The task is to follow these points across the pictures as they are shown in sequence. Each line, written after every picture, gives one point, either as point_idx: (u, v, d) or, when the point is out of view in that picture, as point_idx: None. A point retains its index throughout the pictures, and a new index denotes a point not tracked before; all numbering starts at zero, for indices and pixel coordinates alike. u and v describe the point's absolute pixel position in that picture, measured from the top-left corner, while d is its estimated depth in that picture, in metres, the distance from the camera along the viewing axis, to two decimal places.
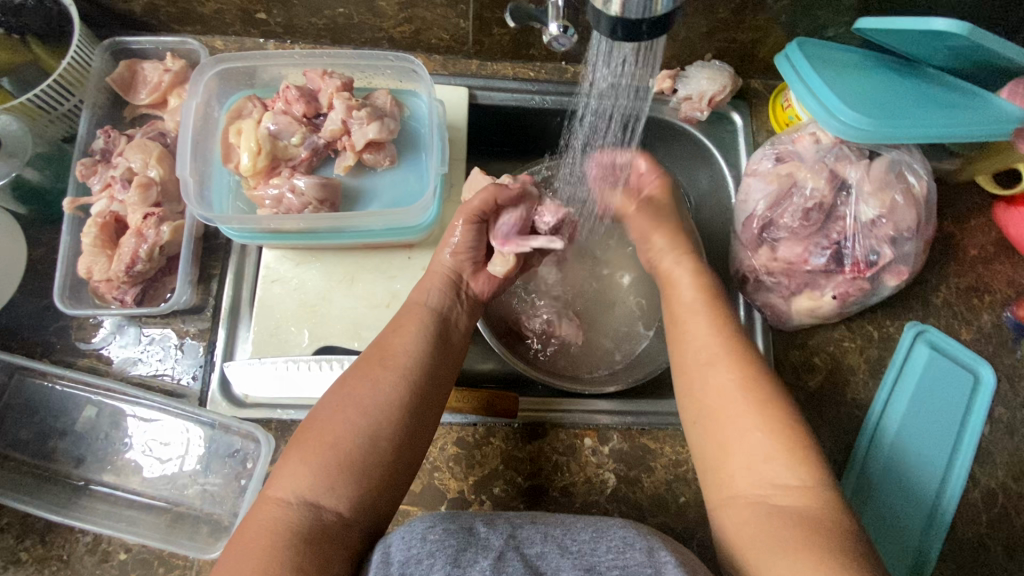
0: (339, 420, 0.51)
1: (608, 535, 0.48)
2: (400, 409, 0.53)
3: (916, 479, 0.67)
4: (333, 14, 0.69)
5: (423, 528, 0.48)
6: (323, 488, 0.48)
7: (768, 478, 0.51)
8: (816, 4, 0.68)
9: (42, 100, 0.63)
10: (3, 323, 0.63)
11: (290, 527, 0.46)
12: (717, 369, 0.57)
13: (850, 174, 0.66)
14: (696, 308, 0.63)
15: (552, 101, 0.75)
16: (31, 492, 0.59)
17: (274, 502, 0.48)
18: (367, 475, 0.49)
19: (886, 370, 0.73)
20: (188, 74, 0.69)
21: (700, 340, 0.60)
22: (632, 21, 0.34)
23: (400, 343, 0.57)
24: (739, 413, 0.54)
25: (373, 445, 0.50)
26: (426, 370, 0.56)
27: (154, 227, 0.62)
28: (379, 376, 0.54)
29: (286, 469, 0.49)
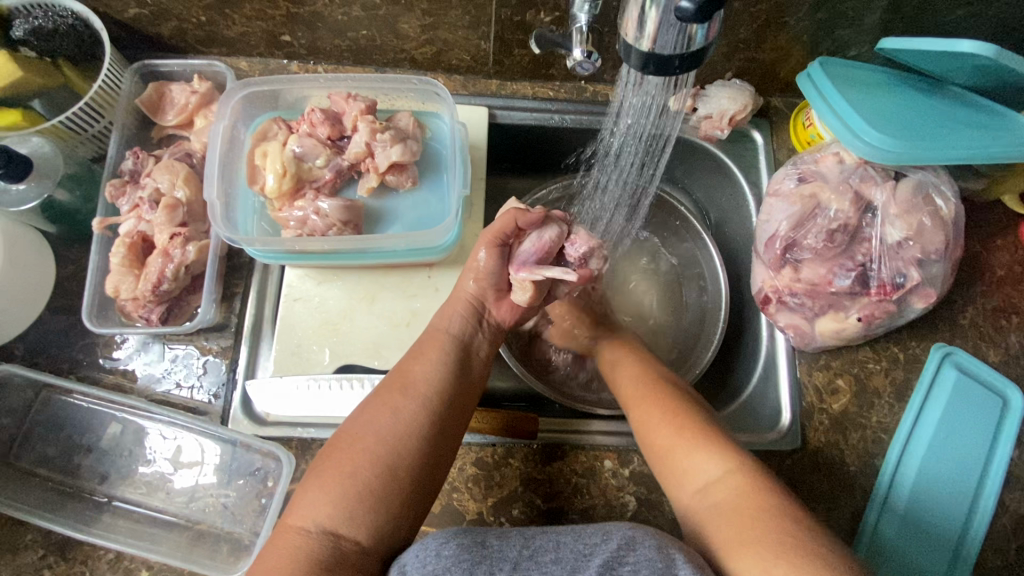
0: (355, 450, 0.51)
1: (616, 533, 0.47)
2: (417, 437, 0.52)
3: (943, 508, 0.66)
4: (356, 36, 0.70)
5: (436, 544, 0.46)
6: (343, 519, 0.47)
7: (698, 480, 0.54)
8: (838, 23, 0.68)
9: (73, 121, 0.64)
10: (32, 339, 0.64)
11: (310, 559, 0.45)
12: (633, 401, 0.63)
13: (875, 195, 0.65)
14: (626, 361, 0.69)
15: (572, 121, 0.75)
16: (57, 508, 0.60)
17: (294, 533, 0.47)
18: (387, 505, 0.49)
19: (910, 400, 0.71)
20: (214, 95, 0.70)
21: (623, 382, 0.66)
22: (664, 58, 0.34)
23: (417, 372, 0.57)
24: (661, 432, 0.58)
25: (391, 475, 0.50)
26: (447, 397, 0.56)
27: (180, 247, 0.63)
28: (397, 405, 0.54)
29: (303, 499, 0.49)
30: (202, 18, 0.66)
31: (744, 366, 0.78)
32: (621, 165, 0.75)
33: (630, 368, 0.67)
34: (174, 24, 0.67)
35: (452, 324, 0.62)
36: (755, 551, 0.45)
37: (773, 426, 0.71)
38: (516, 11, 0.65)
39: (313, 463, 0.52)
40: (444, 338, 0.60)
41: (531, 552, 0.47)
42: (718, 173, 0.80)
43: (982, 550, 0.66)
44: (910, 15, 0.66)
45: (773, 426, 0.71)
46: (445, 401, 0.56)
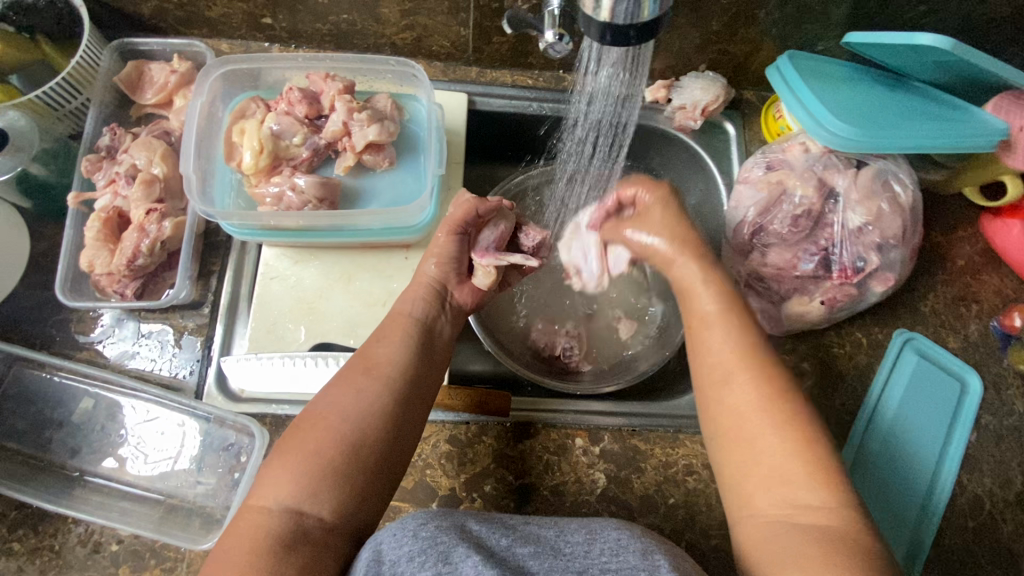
0: (319, 432, 0.51)
1: (602, 538, 0.49)
2: (379, 415, 0.53)
3: (911, 464, 0.69)
4: (337, 20, 0.71)
5: (414, 525, 0.48)
6: (304, 497, 0.48)
7: (788, 498, 0.48)
8: (805, 18, 0.71)
9: (49, 97, 0.64)
10: (5, 314, 0.64)
11: (269, 535, 0.46)
12: (733, 386, 0.52)
13: (838, 182, 0.68)
14: (723, 323, 0.55)
15: (548, 108, 0.77)
16: (27, 481, 0.60)
17: (257, 510, 0.48)
18: (350, 480, 0.50)
19: (872, 381, 0.73)
20: (193, 76, 0.71)
21: (717, 353, 0.54)
22: (620, 28, 0.36)
23: (385, 352, 0.57)
24: (761, 422, 0.51)
25: (355, 453, 0.50)
26: (409, 374, 0.56)
27: (156, 223, 0.63)
28: (361, 385, 0.54)
29: (267, 478, 0.50)
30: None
31: None
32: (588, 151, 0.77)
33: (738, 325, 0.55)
34: (154, 3, 0.68)
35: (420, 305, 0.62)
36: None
37: None
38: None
39: (281, 443, 0.52)
40: (410, 318, 0.61)
41: (509, 538, 0.49)
42: (691, 160, 0.82)
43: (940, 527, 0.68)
44: (873, 10, 0.69)
45: None
46: (409, 382, 0.56)
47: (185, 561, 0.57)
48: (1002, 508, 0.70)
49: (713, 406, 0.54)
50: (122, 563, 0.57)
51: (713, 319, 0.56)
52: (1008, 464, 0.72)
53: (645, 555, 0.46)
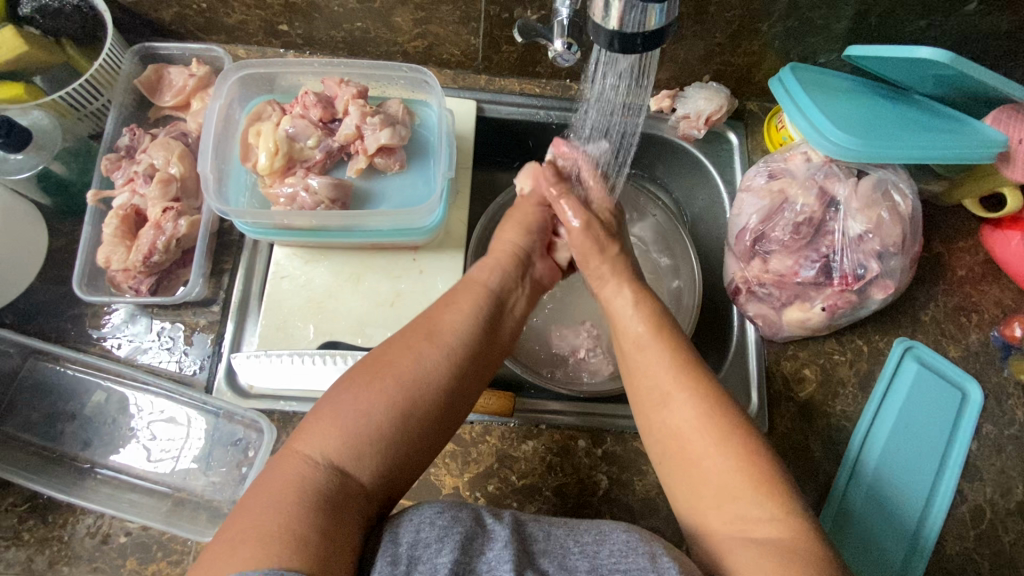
0: (378, 392, 0.51)
1: (611, 539, 0.50)
2: (436, 386, 0.54)
3: (900, 502, 0.69)
4: (351, 28, 0.73)
5: (432, 513, 0.48)
6: (352, 455, 0.49)
7: (738, 512, 0.49)
8: (807, 32, 0.72)
9: (72, 98, 0.66)
10: (22, 307, 0.66)
11: (312, 485, 0.47)
12: (672, 406, 0.55)
13: (838, 191, 0.69)
14: (650, 345, 0.59)
15: (555, 116, 0.79)
16: (40, 472, 0.61)
17: (301, 458, 0.48)
18: (394, 446, 0.50)
19: (870, 396, 0.74)
20: (211, 80, 0.73)
21: (653, 374, 0.57)
22: (628, 36, 0.38)
23: (450, 324, 0.58)
24: (699, 441, 0.53)
25: (404, 420, 0.51)
26: (471, 353, 0.57)
27: (172, 221, 0.65)
28: (426, 354, 0.55)
29: (313, 428, 0.50)
30: (203, 5, 0.69)
31: (715, 356, 0.80)
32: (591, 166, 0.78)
33: (666, 347, 0.58)
34: (175, 10, 0.70)
35: (496, 274, 0.65)
36: None
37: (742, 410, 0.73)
38: (504, 9, 0.68)
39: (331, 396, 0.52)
40: (481, 290, 0.62)
41: (522, 536, 0.49)
42: (695, 172, 0.84)
43: (940, 535, 0.69)
44: (874, 24, 0.71)
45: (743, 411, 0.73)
46: (467, 356, 0.57)
47: (192, 553, 0.58)
48: (1003, 517, 0.70)
49: (656, 427, 0.56)
50: (130, 555, 0.58)
51: (641, 343, 0.59)
52: (1009, 474, 0.72)
53: (654, 557, 0.47)
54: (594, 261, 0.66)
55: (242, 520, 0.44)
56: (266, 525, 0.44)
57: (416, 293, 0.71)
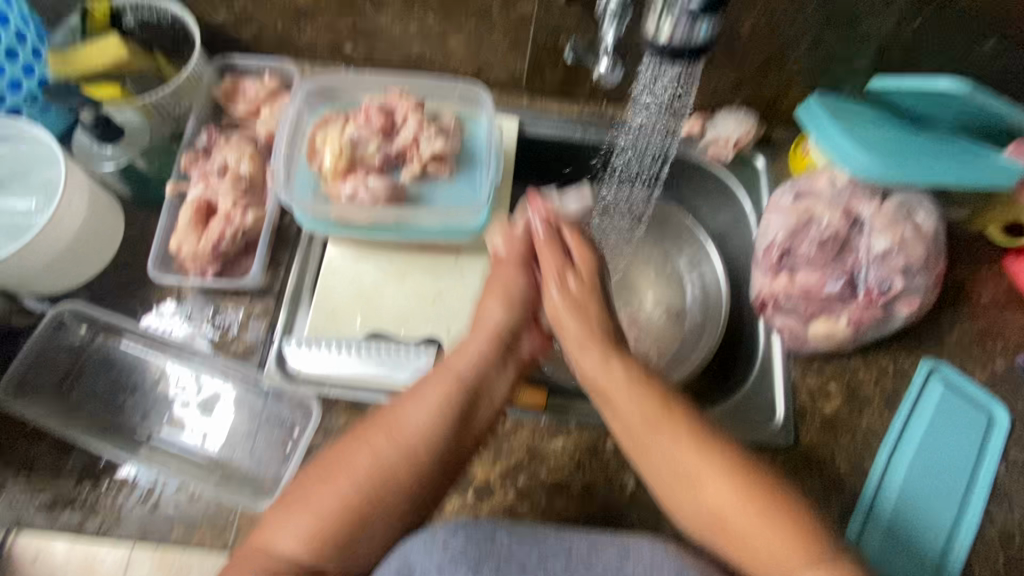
0: (332, 492, 0.54)
1: (635, 556, 0.52)
2: (392, 482, 0.55)
3: (926, 526, 0.69)
4: (409, 50, 0.80)
5: (445, 535, 0.52)
6: (312, 554, 0.52)
7: None
8: (831, 65, 0.77)
9: (159, 101, 0.73)
10: (96, 287, 0.72)
11: (290, 572, 0.51)
12: (700, 485, 0.55)
13: (862, 211, 0.72)
14: (658, 424, 0.58)
15: (593, 135, 0.85)
16: (101, 438, 0.65)
17: (272, 551, 0.52)
18: (354, 541, 0.53)
19: (886, 431, 0.74)
20: (280, 92, 0.80)
21: (667, 456, 0.57)
22: None
23: (411, 411, 0.59)
24: (727, 504, 0.54)
25: (358, 518, 0.54)
26: (432, 443, 0.57)
27: (240, 213, 0.70)
28: (379, 446, 0.56)
29: (283, 524, 0.53)
30: (279, 26, 0.77)
31: (742, 369, 0.82)
32: (630, 181, 0.87)
33: (660, 417, 0.58)
34: (253, 29, 0.78)
35: (478, 359, 0.63)
36: None
37: (768, 421, 0.75)
38: (551, 37, 0.75)
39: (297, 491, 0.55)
40: (452, 375, 0.61)
41: (542, 555, 0.52)
42: (723, 192, 0.88)
43: (969, 558, 0.68)
44: (895, 60, 0.75)
45: (769, 422, 0.74)
46: (428, 446, 0.57)
47: (235, 526, 0.61)
48: None
49: (688, 511, 0.56)
50: (178, 523, 0.61)
51: (648, 424, 0.58)
52: None
53: None
54: (575, 325, 0.64)
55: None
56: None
57: (456, 292, 0.75)
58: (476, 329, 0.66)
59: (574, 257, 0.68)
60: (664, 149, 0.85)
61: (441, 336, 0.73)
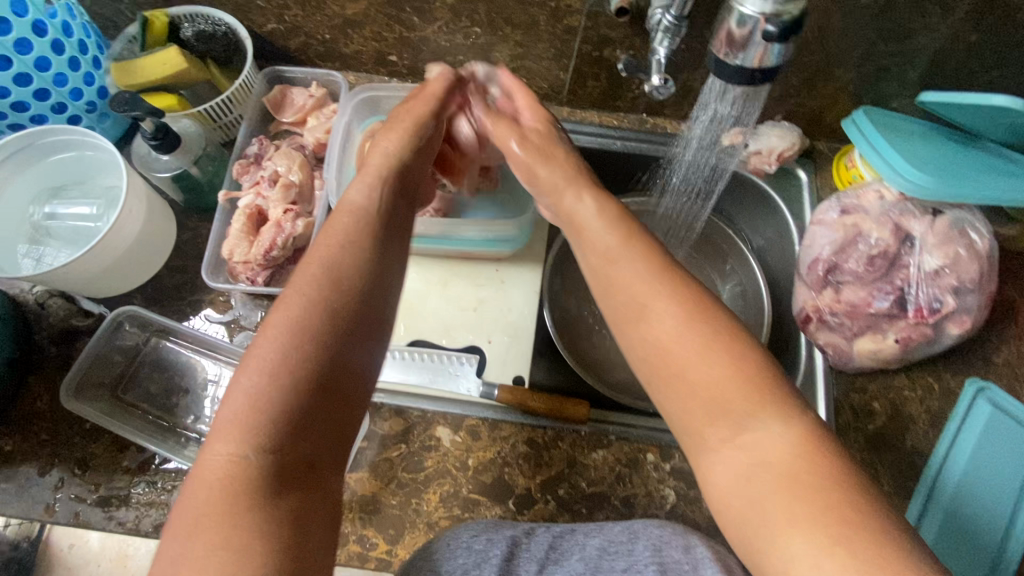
0: (256, 369, 0.43)
1: (644, 534, 0.56)
2: (296, 335, 0.44)
3: (983, 505, 0.69)
4: (453, 60, 0.82)
5: (469, 536, 0.58)
6: (243, 439, 0.41)
7: (752, 443, 0.44)
8: (880, 78, 0.76)
9: (213, 111, 0.76)
10: (151, 291, 0.74)
11: (248, 479, 0.41)
12: (663, 318, 0.49)
13: (913, 228, 0.71)
14: (622, 246, 0.53)
15: (632, 146, 0.85)
16: (155, 437, 0.67)
17: (224, 465, 0.41)
18: (278, 418, 0.42)
19: (950, 416, 0.74)
20: (327, 101, 0.82)
21: (633, 278, 0.51)
22: (747, 72, 0.42)
23: (317, 261, 0.48)
24: (698, 364, 0.47)
25: (269, 383, 0.42)
26: (338, 282, 0.47)
27: (291, 222, 0.71)
28: (291, 296, 0.46)
29: (221, 423, 0.42)
30: (327, 37, 0.79)
31: None
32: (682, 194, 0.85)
33: (626, 270, 0.51)
34: (302, 40, 0.80)
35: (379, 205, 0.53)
36: (807, 525, 0.40)
37: None
38: (596, 48, 0.75)
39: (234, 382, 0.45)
40: (358, 214, 0.51)
41: (557, 551, 0.57)
42: (764, 204, 0.88)
43: None
44: (947, 74, 0.74)
45: None
46: (337, 290, 0.47)
47: None
48: None
49: (644, 346, 0.49)
50: None
51: (614, 249, 0.53)
52: None
53: (688, 551, 0.53)
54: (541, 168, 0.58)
55: (184, 538, 0.39)
56: (222, 541, 0.39)
57: (498, 302, 0.77)
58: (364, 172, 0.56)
59: (528, 117, 0.62)
60: (716, 166, 0.81)
61: (483, 345, 0.75)
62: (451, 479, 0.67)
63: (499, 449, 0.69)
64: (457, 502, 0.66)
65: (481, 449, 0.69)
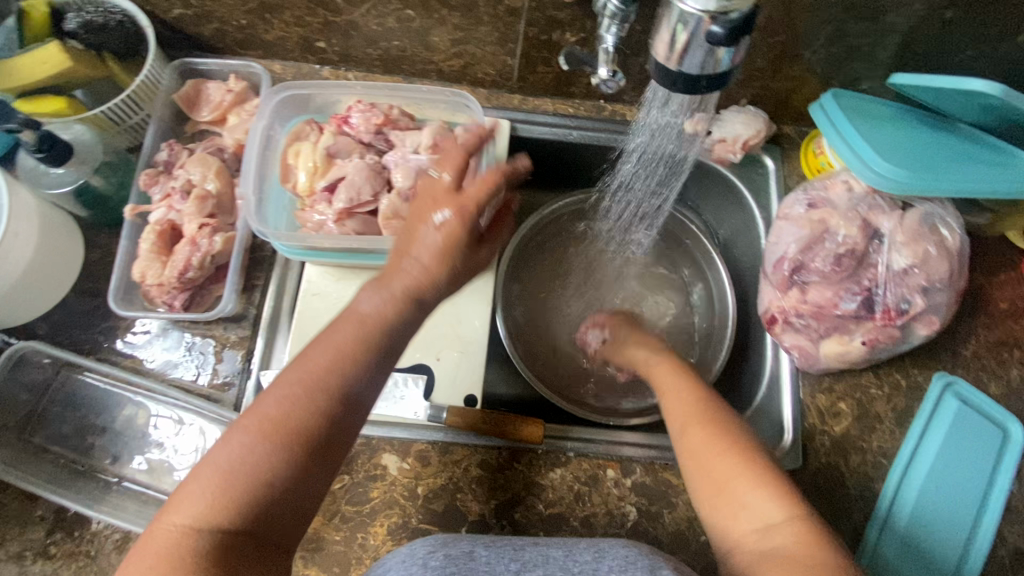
0: (238, 445, 0.46)
1: (610, 555, 0.51)
2: (296, 415, 0.47)
3: (946, 519, 0.66)
4: (388, 46, 0.73)
5: (424, 553, 0.53)
6: (213, 515, 0.44)
7: (757, 516, 0.51)
8: (851, 58, 0.70)
9: (113, 113, 0.67)
10: (57, 319, 0.66)
11: (189, 552, 0.43)
12: (690, 430, 0.57)
13: (883, 223, 0.67)
14: (676, 380, 0.63)
15: (590, 138, 0.79)
16: (67, 484, 0.61)
17: (176, 529, 0.44)
18: (252, 495, 0.45)
19: (914, 421, 0.71)
20: (248, 95, 0.73)
21: (673, 405, 0.60)
22: (692, 77, 0.37)
23: (330, 343, 0.50)
24: (723, 463, 0.54)
25: (249, 461, 0.45)
26: (339, 377, 0.49)
27: (208, 237, 0.65)
28: (295, 377, 0.49)
29: (188, 491, 0.45)
30: (242, 22, 0.70)
31: (749, 385, 0.80)
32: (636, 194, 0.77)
33: (675, 403, 0.61)
34: (215, 27, 0.71)
35: (386, 319, 0.51)
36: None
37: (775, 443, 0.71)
38: (544, 31, 0.68)
39: (208, 454, 0.47)
40: (361, 323, 0.51)
41: (518, 565, 0.52)
42: (730, 196, 0.82)
43: None
44: (920, 53, 0.69)
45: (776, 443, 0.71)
46: (338, 374, 0.49)
47: None
48: None
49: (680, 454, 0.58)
50: None
51: (665, 379, 0.64)
52: None
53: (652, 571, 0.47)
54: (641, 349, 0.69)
55: None
56: None
57: (446, 314, 0.72)
58: (382, 278, 0.53)
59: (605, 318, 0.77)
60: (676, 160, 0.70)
61: (430, 362, 0.70)
62: (399, 509, 0.63)
63: (450, 474, 0.65)
64: (405, 534, 0.62)
65: (430, 475, 0.64)
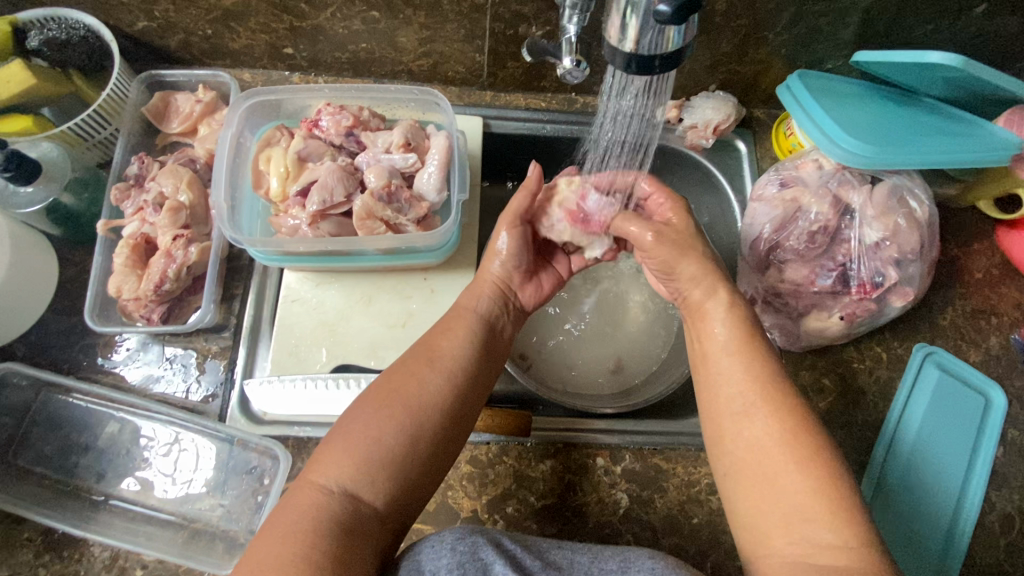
0: (384, 415, 0.49)
1: (636, 567, 0.45)
2: (436, 396, 0.51)
3: (934, 488, 0.67)
4: (356, 49, 0.73)
5: (453, 537, 0.46)
6: (361, 481, 0.46)
7: (807, 535, 0.46)
8: (813, 39, 0.72)
9: (80, 128, 0.67)
10: (34, 339, 0.66)
11: (322, 513, 0.45)
12: (753, 420, 0.50)
13: (853, 199, 0.69)
14: (740, 353, 0.54)
15: (563, 130, 0.79)
16: (53, 506, 0.60)
17: (314, 488, 0.46)
18: (399, 466, 0.48)
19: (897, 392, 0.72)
20: (218, 105, 0.73)
21: (735, 386, 0.53)
22: (645, 57, 0.38)
23: (454, 339, 0.56)
24: (786, 474, 0.48)
25: (396, 436, 0.48)
26: (472, 374, 0.54)
27: (183, 248, 0.65)
28: (430, 366, 0.53)
29: (329, 455, 0.48)
30: (208, 31, 0.70)
31: None
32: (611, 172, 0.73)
33: (734, 381, 0.53)
34: (180, 37, 0.70)
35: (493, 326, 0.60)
36: None
37: None
38: (510, 25, 0.68)
39: (343, 421, 0.50)
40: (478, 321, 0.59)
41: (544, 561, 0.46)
42: (704, 180, 0.83)
43: (970, 546, 0.65)
44: (880, 30, 0.70)
45: None
46: (470, 373, 0.55)
47: None
48: None
49: (730, 441, 0.52)
50: None
51: (727, 350, 0.55)
52: None
53: None
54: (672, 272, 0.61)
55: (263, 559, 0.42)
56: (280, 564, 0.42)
57: (428, 312, 0.71)
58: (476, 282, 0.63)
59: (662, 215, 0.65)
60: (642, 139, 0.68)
61: None
62: None
63: None
64: None
65: None
